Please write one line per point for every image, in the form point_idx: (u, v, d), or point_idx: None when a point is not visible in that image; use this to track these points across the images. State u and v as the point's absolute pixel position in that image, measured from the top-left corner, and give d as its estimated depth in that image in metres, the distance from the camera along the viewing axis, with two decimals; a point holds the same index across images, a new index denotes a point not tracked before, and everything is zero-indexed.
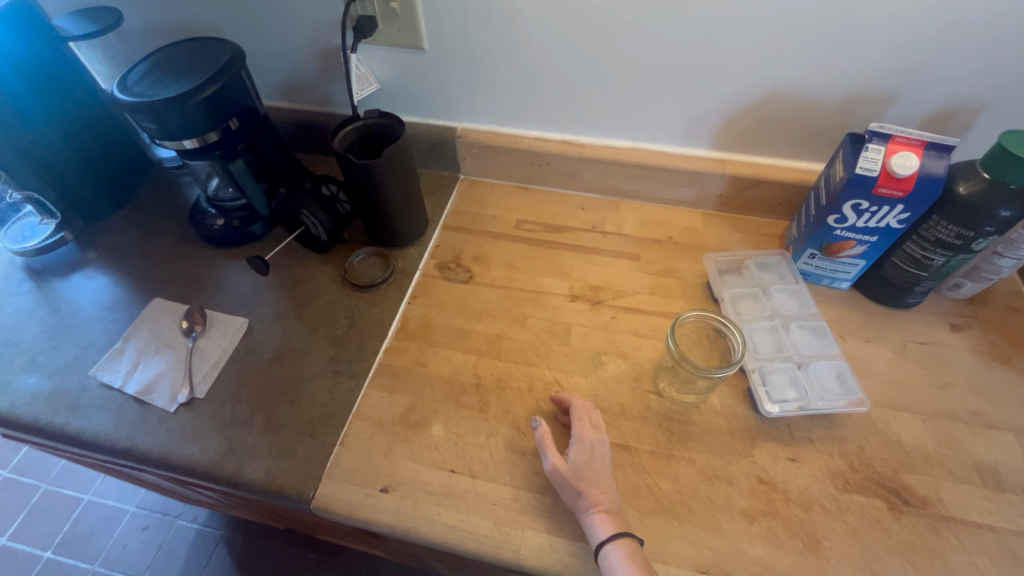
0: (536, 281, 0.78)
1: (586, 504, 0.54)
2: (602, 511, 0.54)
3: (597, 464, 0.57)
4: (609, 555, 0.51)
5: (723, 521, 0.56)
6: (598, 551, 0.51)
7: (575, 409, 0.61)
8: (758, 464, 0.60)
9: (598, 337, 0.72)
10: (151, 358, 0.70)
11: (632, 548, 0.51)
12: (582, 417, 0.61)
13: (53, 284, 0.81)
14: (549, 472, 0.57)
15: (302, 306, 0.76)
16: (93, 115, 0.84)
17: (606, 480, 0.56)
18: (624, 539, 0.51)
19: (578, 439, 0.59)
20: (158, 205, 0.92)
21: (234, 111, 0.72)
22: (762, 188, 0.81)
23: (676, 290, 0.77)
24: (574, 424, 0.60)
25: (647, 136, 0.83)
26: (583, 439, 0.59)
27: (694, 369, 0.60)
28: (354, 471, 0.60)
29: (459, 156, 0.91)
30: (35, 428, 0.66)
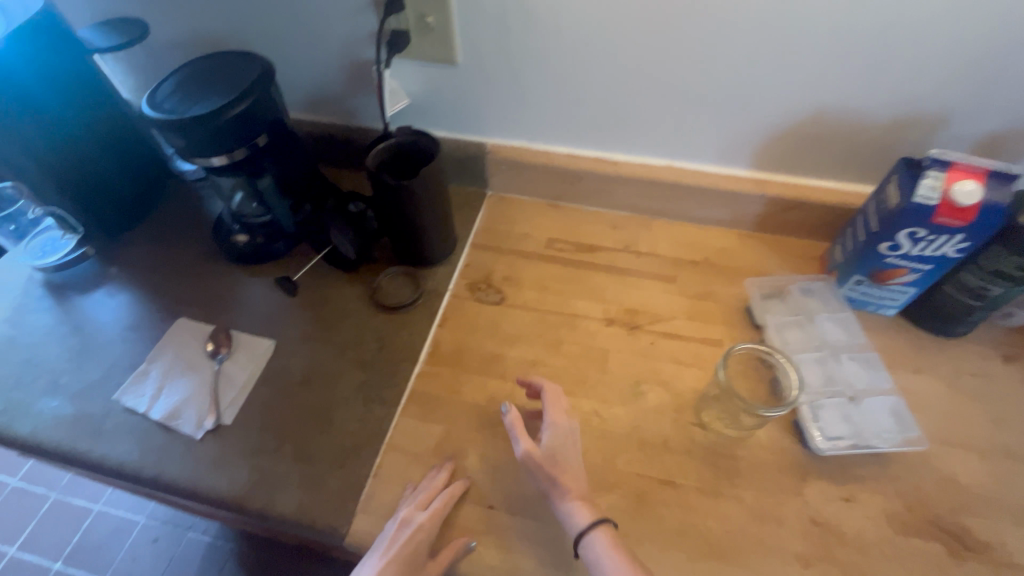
0: (569, 304, 0.76)
1: (562, 492, 0.54)
2: (576, 498, 0.54)
3: (569, 449, 0.57)
4: (594, 542, 0.51)
5: (775, 565, 0.53)
6: (582, 540, 0.51)
7: (547, 394, 0.60)
8: (809, 504, 0.57)
9: (637, 364, 0.69)
10: (176, 381, 0.68)
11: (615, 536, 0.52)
12: (555, 401, 0.60)
13: (75, 301, 0.79)
14: (523, 459, 0.56)
15: (329, 329, 0.73)
16: (117, 128, 0.82)
17: (578, 466, 0.57)
18: (602, 527, 0.52)
19: (551, 426, 0.58)
20: (178, 219, 0.90)
21: (264, 128, 0.71)
22: (803, 211, 0.78)
23: (715, 315, 0.74)
24: (546, 410, 0.59)
25: (685, 154, 0.80)
26: (556, 425, 0.58)
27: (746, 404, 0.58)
28: (391, 505, 0.58)
29: (487, 172, 0.88)
30: (58, 454, 0.63)
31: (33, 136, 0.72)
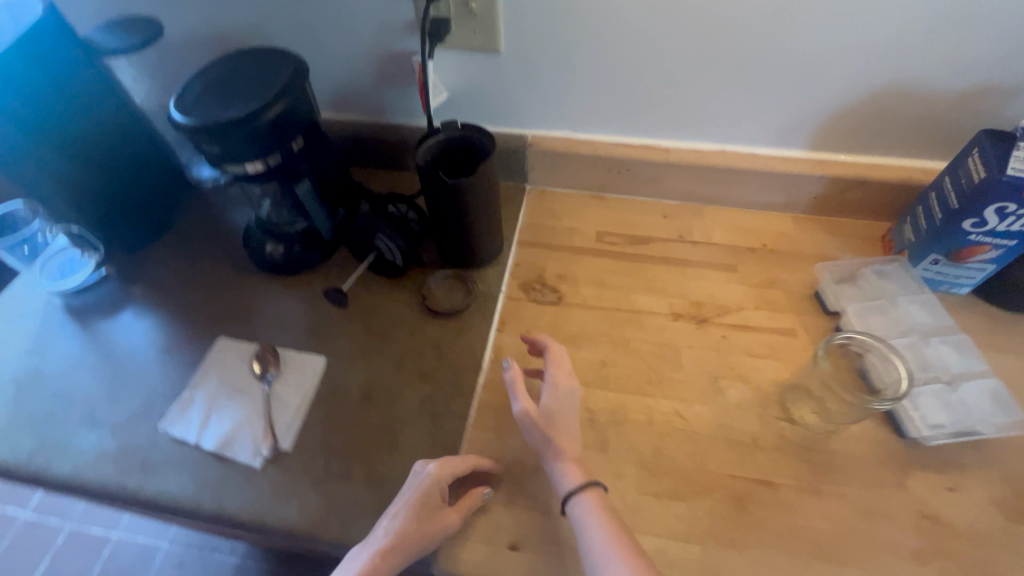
0: (631, 299, 0.73)
1: (553, 452, 0.55)
2: (569, 460, 0.55)
3: (567, 411, 0.58)
4: (579, 504, 0.52)
5: (890, 564, 0.51)
6: (568, 500, 0.52)
7: (550, 353, 0.61)
8: (915, 496, 0.55)
9: (711, 359, 0.66)
10: (225, 407, 0.64)
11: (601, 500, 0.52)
12: (558, 362, 0.60)
13: (100, 325, 0.74)
14: (518, 415, 0.57)
15: (381, 341, 0.69)
16: (132, 138, 0.77)
17: (573, 429, 0.57)
18: (591, 493, 0.52)
19: (552, 385, 0.59)
20: (200, 231, 0.84)
21: (298, 130, 0.67)
22: (864, 190, 0.75)
23: (783, 302, 0.71)
24: (549, 369, 0.60)
25: (739, 137, 0.77)
26: (558, 387, 0.59)
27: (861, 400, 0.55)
28: (478, 527, 0.55)
29: (528, 165, 0.84)
30: (105, 494, 0.59)
31: (44, 145, 0.67)
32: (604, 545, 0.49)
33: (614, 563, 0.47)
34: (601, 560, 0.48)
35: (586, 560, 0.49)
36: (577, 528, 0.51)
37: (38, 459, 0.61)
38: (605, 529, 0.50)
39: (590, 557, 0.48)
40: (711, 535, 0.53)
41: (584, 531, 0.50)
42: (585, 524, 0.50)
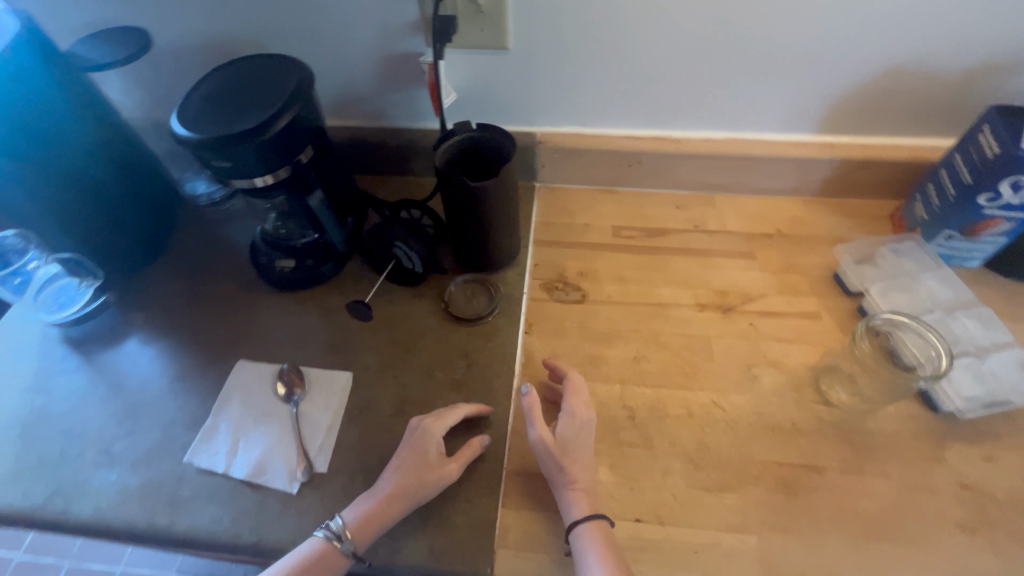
0: (655, 293, 0.72)
1: (565, 480, 0.55)
2: (579, 489, 0.54)
3: (583, 440, 0.57)
4: (581, 533, 0.51)
5: (941, 538, 0.52)
6: (570, 529, 0.52)
7: (569, 381, 0.60)
8: (955, 469, 0.56)
9: (742, 347, 0.66)
10: (252, 433, 0.61)
11: (606, 534, 0.51)
12: (575, 391, 0.59)
13: (104, 355, 0.70)
14: (534, 443, 0.57)
15: (407, 352, 0.68)
16: (124, 157, 0.72)
17: (588, 457, 0.56)
18: (596, 522, 0.52)
19: (569, 414, 0.58)
20: (200, 249, 0.80)
21: (308, 140, 0.64)
22: (872, 170, 0.77)
23: (804, 286, 0.72)
24: (565, 398, 0.59)
25: (749, 124, 0.77)
26: (574, 416, 0.57)
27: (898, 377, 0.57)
28: (530, 536, 0.54)
29: (538, 162, 0.83)
30: (134, 534, 0.56)
31: (28, 167, 0.62)
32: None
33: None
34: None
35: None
36: (578, 559, 0.50)
37: (56, 502, 0.58)
38: (605, 563, 0.49)
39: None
40: (765, 523, 0.54)
41: (583, 562, 0.49)
42: (586, 558, 0.49)
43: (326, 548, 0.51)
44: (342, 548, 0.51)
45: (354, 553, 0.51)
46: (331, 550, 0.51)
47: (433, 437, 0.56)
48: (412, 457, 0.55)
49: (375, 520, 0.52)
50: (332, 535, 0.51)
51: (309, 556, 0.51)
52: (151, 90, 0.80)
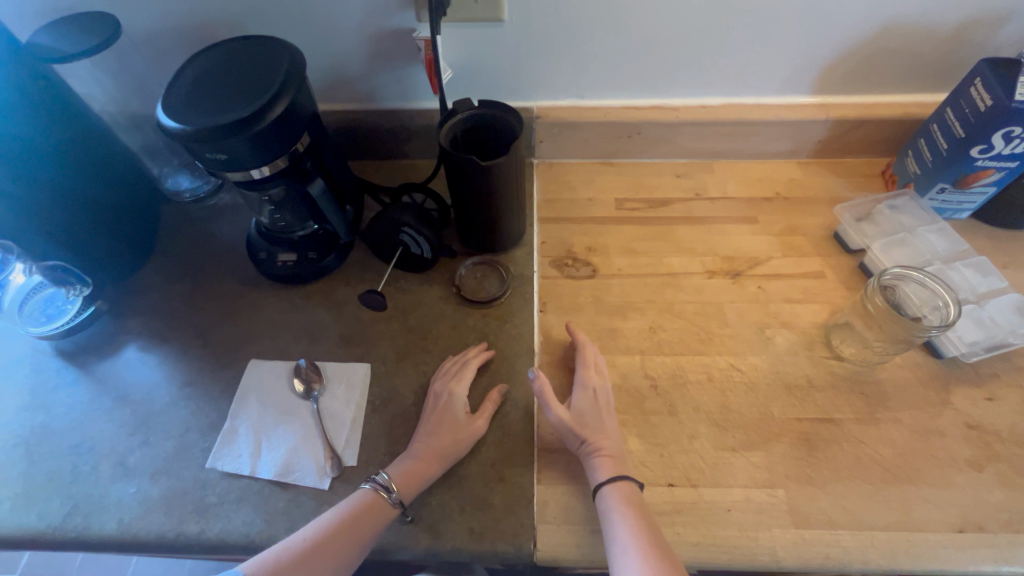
0: (665, 263, 0.73)
1: (590, 448, 0.56)
2: (604, 455, 0.55)
3: (600, 413, 0.58)
4: (606, 496, 0.52)
5: (954, 476, 0.55)
6: (596, 492, 0.53)
7: (580, 353, 0.62)
8: (961, 411, 0.59)
9: (753, 310, 0.68)
10: (275, 432, 0.60)
11: (632, 494, 0.52)
12: (587, 363, 0.61)
13: (103, 365, 0.67)
14: (553, 423, 0.57)
15: (424, 340, 0.67)
16: (101, 154, 0.68)
17: (612, 427, 0.58)
18: (622, 481, 0.53)
19: (582, 385, 0.60)
20: (191, 248, 0.77)
21: (304, 127, 0.61)
22: (865, 129, 0.78)
23: (807, 247, 0.74)
24: (577, 370, 0.61)
25: (746, 89, 0.77)
26: (587, 388, 0.59)
27: (907, 329, 0.57)
28: (568, 509, 0.55)
29: (536, 138, 0.81)
30: (163, 544, 0.54)
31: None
32: (627, 540, 0.49)
33: (634, 557, 0.47)
34: (621, 551, 0.48)
35: (609, 553, 0.49)
36: (604, 520, 0.51)
37: (74, 520, 0.56)
38: (630, 522, 0.50)
39: (613, 552, 0.48)
40: (790, 476, 0.56)
41: (611, 522, 0.50)
42: (612, 517, 0.51)
43: (371, 499, 0.53)
44: (390, 498, 0.53)
45: (399, 503, 0.53)
46: (377, 500, 0.53)
47: (460, 406, 0.59)
48: (445, 423, 0.58)
49: (418, 476, 0.55)
50: (379, 487, 0.54)
51: (357, 506, 0.53)
52: (121, 81, 0.75)
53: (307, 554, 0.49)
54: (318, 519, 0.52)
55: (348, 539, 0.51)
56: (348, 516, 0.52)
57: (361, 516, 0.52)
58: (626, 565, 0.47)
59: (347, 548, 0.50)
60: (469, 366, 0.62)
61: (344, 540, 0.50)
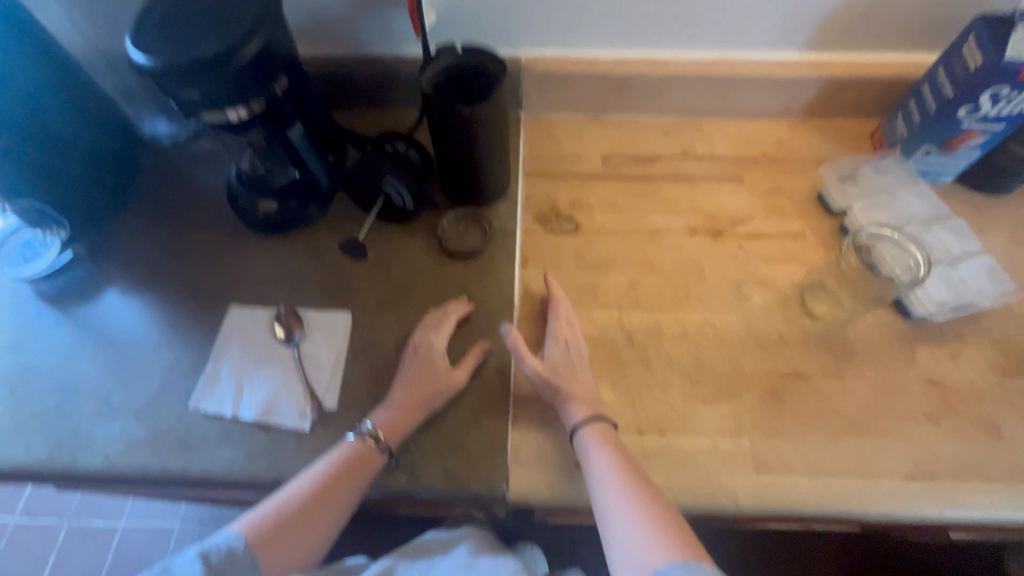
0: (648, 220, 0.73)
1: (564, 397, 0.57)
2: (577, 403, 0.57)
3: (574, 363, 0.59)
4: (584, 437, 0.54)
5: (911, 428, 0.58)
6: (574, 434, 0.55)
7: (553, 306, 0.63)
8: (925, 368, 0.61)
9: (732, 269, 0.69)
10: (256, 377, 0.61)
11: (606, 431, 0.54)
12: (560, 316, 0.63)
13: (84, 309, 0.67)
14: (529, 376, 0.58)
15: (405, 291, 0.67)
16: (73, 93, 0.66)
17: (585, 376, 0.59)
18: (598, 424, 0.55)
19: (554, 337, 0.61)
20: (171, 194, 0.76)
21: (282, 67, 0.59)
22: (857, 89, 0.77)
23: (790, 208, 0.74)
24: (550, 323, 0.62)
25: (738, 44, 0.75)
26: (561, 341, 0.61)
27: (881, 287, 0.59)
28: (541, 452, 0.57)
29: (524, 90, 0.79)
30: (148, 479, 0.56)
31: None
32: (607, 472, 0.51)
33: (614, 489, 0.50)
34: (601, 484, 0.50)
35: (590, 486, 0.51)
36: (582, 457, 0.53)
37: (60, 456, 0.57)
38: (607, 456, 0.52)
39: (593, 485, 0.51)
40: (756, 426, 0.58)
41: (590, 457, 0.53)
42: (590, 455, 0.53)
43: (359, 450, 0.54)
44: (378, 447, 0.54)
45: (388, 451, 0.55)
46: (364, 449, 0.54)
47: (438, 355, 0.60)
48: (422, 371, 0.59)
49: (396, 419, 0.56)
50: (365, 436, 0.55)
51: (347, 457, 0.54)
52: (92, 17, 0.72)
53: (305, 507, 0.52)
54: (310, 471, 0.54)
55: (342, 489, 0.53)
56: (339, 467, 0.53)
57: (351, 466, 0.54)
58: (608, 496, 0.49)
59: (344, 495, 0.53)
60: (448, 318, 0.63)
61: (340, 488, 0.53)
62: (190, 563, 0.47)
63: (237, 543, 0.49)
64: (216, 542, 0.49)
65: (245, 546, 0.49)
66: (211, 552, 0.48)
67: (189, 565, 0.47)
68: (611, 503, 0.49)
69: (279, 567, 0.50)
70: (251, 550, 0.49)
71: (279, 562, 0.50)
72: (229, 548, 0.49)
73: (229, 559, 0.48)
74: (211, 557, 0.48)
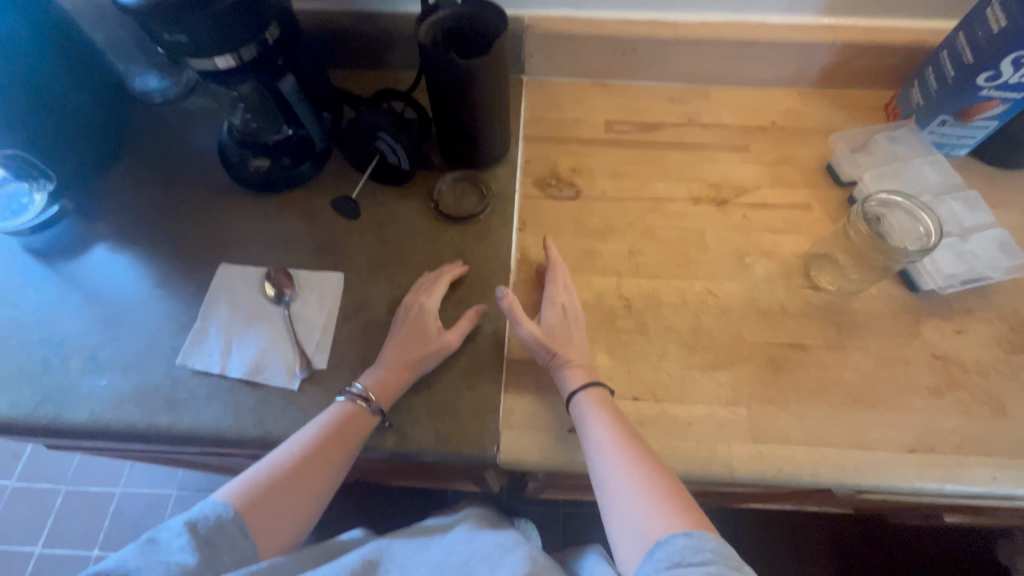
0: (650, 187, 0.71)
1: (558, 361, 0.56)
2: (571, 367, 0.55)
3: (569, 328, 0.58)
4: (580, 402, 0.53)
5: (913, 401, 0.56)
6: (569, 399, 0.53)
7: (550, 270, 0.62)
8: (930, 341, 0.59)
9: (735, 238, 0.67)
10: (245, 335, 0.60)
11: (602, 396, 0.53)
12: (556, 280, 0.61)
13: (72, 265, 0.65)
14: (524, 339, 0.57)
15: (399, 253, 0.66)
16: (60, 40, 0.64)
17: (581, 342, 0.58)
18: (594, 388, 0.53)
19: (551, 301, 0.59)
20: (161, 151, 0.74)
21: (274, 16, 0.56)
22: (872, 56, 0.74)
23: (797, 178, 0.72)
24: (546, 287, 0.61)
25: (750, 5, 0.72)
26: (556, 305, 0.59)
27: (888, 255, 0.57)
28: (533, 417, 0.56)
29: (526, 51, 0.77)
30: (134, 434, 0.55)
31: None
32: (604, 437, 0.50)
33: (612, 454, 0.48)
34: (598, 449, 0.49)
35: (586, 452, 0.50)
36: (579, 422, 0.52)
37: (45, 409, 0.56)
38: (604, 422, 0.51)
39: (590, 450, 0.50)
40: (754, 396, 0.57)
41: (587, 422, 0.51)
42: (586, 420, 0.51)
43: (351, 410, 0.53)
44: (370, 407, 0.53)
45: (380, 412, 0.53)
46: (356, 409, 0.53)
47: (431, 317, 0.59)
48: (414, 332, 0.58)
49: (386, 379, 0.55)
50: (356, 397, 0.53)
51: (338, 418, 0.53)
52: None
53: (297, 471, 0.49)
54: (301, 433, 0.52)
55: (335, 450, 0.51)
56: (332, 428, 0.52)
57: (344, 426, 0.52)
58: (606, 460, 0.48)
59: (337, 456, 0.51)
60: (442, 280, 0.62)
61: (332, 449, 0.51)
62: (178, 535, 0.43)
63: (227, 511, 0.45)
64: (201, 511, 0.45)
65: (236, 513, 0.46)
66: (199, 521, 0.44)
67: (177, 538, 0.43)
68: (609, 468, 0.48)
69: (272, 535, 0.47)
70: (241, 516, 0.46)
71: (272, 529, 0.47)
72: (219, 516, 0.45)
73: (220, 527, 0.45)
74: (200, 526, 0.44)
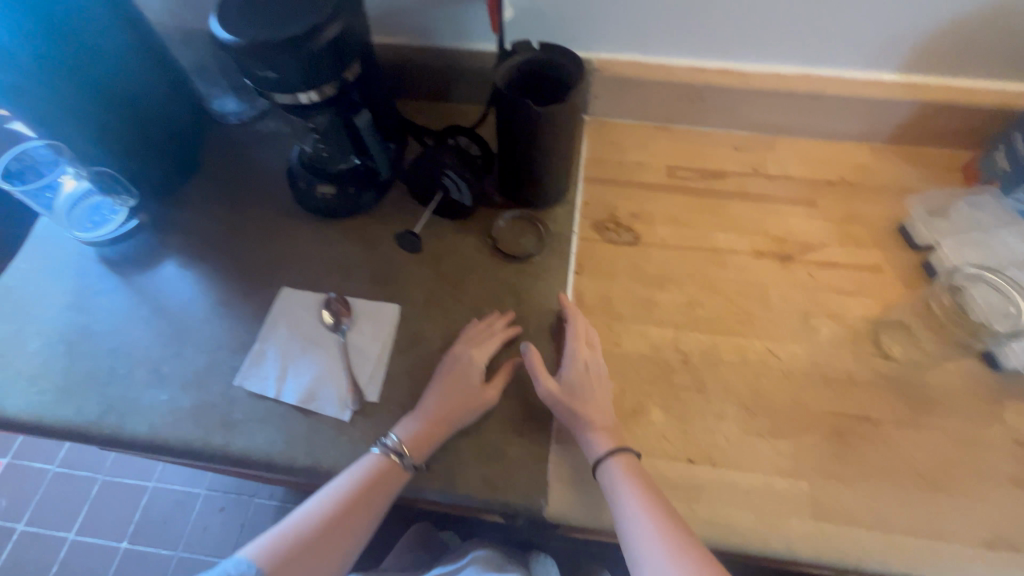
0: (711, 237, 0.70)
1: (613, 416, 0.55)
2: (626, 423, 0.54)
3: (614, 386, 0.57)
4: (609, 469, 0.51)
5: (992, 491, 0.52)
6: (598, 466, 0.52)
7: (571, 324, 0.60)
8: (1012, 426, 0.56)
9: (800, 297, 0.65)
10: (301, 360, 0.61)
11: (631, 463, 0.51)
12: (576, 336, 0.59)
13: (142, 277, 0.68)
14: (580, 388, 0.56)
15: (455, 288, 0.66)
16: (152, 66, 0.67)
17: None
18: (624, 458, 0.51)
19: (573, 357, 0.57)
20: (231, 171, 0.76)
21: (355, 55, 0.58)
22: (954, 116, 0.71)
23: (868, 238, 0.69)
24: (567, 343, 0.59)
25: (827, 60, 0.70)
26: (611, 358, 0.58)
27: None
28: (583, 470, 0.55)
29: (592, 93, 0.77)
30: (189, 451, 0.56)
31: (42, 65, 0.57)
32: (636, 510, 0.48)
33: (646, 530, 0.46)
34: (631, 524, 0.47)
35: (618, 527, 0.48)
36: (609, 492, 0.50)
37: (109, 419, 0.58)
38: (635, 493, 0.49)
39: (623, 525, 0.48)
40: (816, 469, 0.54)
41: (618, 493, 0.49)
42: (617, 490, 0.50)
43: (382, 463, 0.53)
44: (403, 462, 0.53)
45: (411, 466, 0.53)
46: (389, 462, 0.53)
47: (480, 362, 0.58)
48: (468, 374, 0.57)
49: (437, 422, 0.55)
50: (389, 450, 0.53)
51: (367, 472, 0.53)
52: None
53: (321, 532, 0.50)
54: (329, 487, 0.52)
55: (362, 508, 0.51)
56: (360, 482, 0.52)
57: (371, 481, 0.52)
58: (641, 538, 0.46)
59: (364, 514, 0.51)
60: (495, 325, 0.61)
61: (359, 506, 0.51)
62: None
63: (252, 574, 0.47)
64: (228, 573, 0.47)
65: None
66: None
67: None
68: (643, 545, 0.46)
69: None
70: None
71: None
72: None
73: None
74: None
